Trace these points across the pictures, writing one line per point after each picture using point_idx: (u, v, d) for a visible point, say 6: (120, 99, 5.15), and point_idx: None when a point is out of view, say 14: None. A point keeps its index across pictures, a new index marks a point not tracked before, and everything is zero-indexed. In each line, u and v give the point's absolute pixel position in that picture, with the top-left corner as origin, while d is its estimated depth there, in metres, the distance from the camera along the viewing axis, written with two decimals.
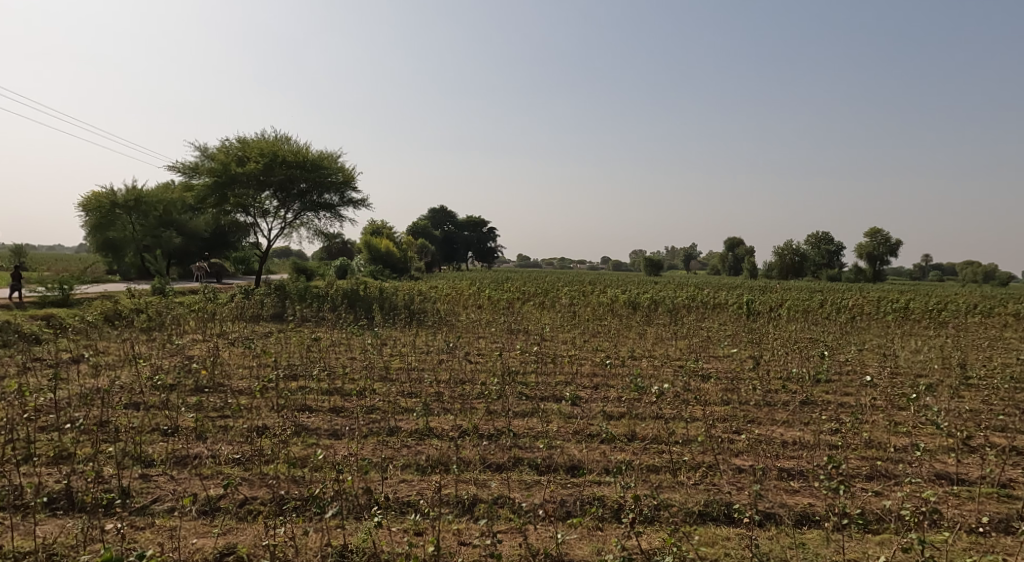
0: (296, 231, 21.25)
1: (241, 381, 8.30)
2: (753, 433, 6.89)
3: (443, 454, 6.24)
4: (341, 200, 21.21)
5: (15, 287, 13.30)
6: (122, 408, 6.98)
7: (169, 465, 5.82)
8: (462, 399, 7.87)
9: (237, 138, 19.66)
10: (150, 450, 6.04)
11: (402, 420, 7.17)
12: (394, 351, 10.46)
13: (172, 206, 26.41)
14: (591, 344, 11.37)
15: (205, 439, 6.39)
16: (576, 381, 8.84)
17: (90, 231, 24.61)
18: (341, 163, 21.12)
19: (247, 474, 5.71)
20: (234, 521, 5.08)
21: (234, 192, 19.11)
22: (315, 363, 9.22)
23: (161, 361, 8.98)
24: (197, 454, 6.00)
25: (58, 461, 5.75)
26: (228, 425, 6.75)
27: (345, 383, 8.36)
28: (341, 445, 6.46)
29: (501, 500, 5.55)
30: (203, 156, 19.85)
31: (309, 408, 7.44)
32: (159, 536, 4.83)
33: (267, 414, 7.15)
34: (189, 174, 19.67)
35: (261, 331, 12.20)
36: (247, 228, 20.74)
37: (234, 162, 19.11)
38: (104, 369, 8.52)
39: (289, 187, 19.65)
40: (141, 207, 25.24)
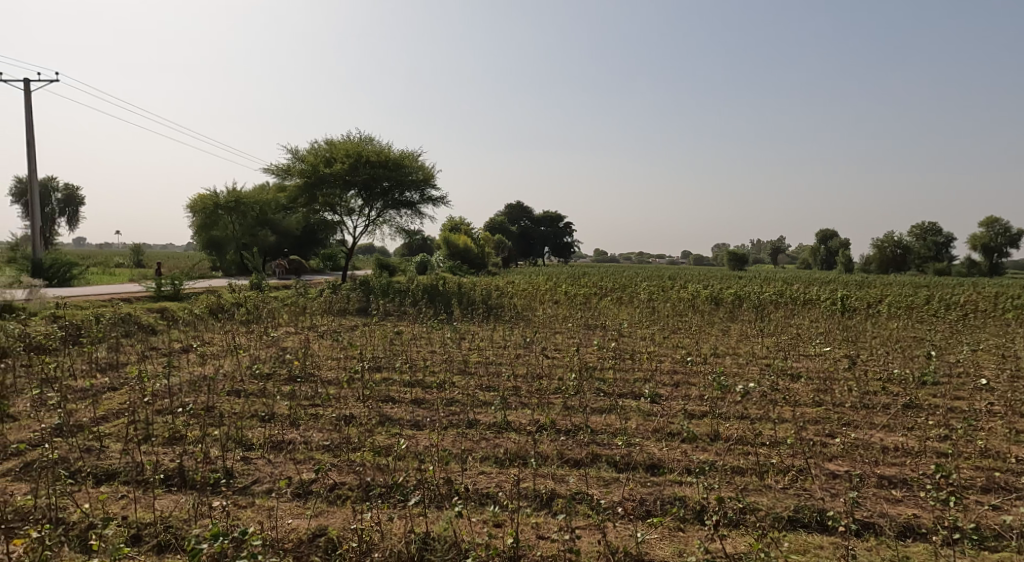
0: (379, 228, 22.01)
1: (330, 372, 8.74)
2: (849, 437, 6.50)
3: (520, 448, 6.30)
4: (422, 197, 21.71)
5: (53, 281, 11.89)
6: (225, 395, 7.52)
7: (267, 449, 6.20)
8: (539, 394, 7.90)
9: (324, 140, 20.57)
10: (250, 434, 6.46)
11: (480, 413, 7.30)
12: (472, 344, 10.67)
13: (266, 207, 27.97)
14: (671, 340, 11.13)
15: (299, 426, 6.77)
16: (655, 378, 8.67)
17: (197, 231, 26.55)
18: (421, 162, 21.64)
19: (336, 460, 6.00)
20: (325, 504, 5.34)
21: (322, 192, 20.04)
22: (398, 355, 9.56)
23: (259, 351, 9.60)
24: (291, 440, 6.37)
25: (171, 442, 6.24)
26: (319, 413, 7.11)
27: (426, 376, 8.60)
28: (423, 435, 6.64)
29: (579, 496, 5.53)
30: (294, 158, 20.89)
31: (392, 399, 7.71)
32: (258, 515, 5.12)
33: (354, 404, 7.49)
34: (282, 176, 20.77)
35: (347, 324, 12.80)
36: (334, 226, 21.68)
37: (323, 163, 20.00)
38: (210, 358, 9.22)
39: (373, 187, 20.36)
40: (240, 208, 26.91)
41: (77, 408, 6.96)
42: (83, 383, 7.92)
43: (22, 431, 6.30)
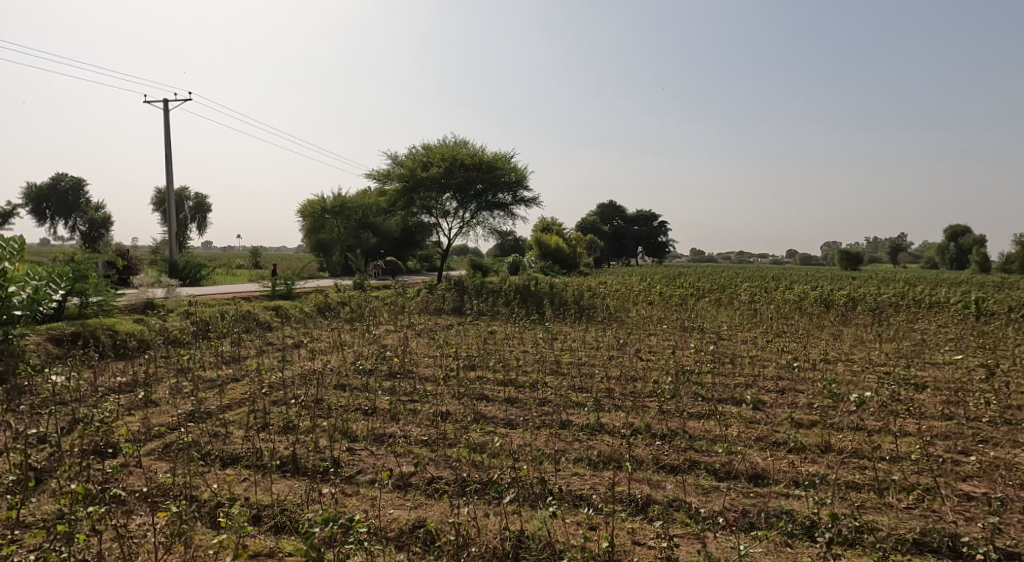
0: (473, 229, 22.45)
1: (427, 369, 9.00)
2: (987, 456, 5.85)
3: (615, 451, 6.19)
4: (514, 198, 21.92)
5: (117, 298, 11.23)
6: (332, 388, 7.93)
7: (369, 441, 6.47)
8: (633, 397, 7.73)
9: (422, 145, 21.26)
10: (354, 426, 6.77)
11: (574, 414, 7.24)
12: (565, 344, 10.61)
13: (368, 211, 29.30)
14: (775, 345, 10.53)
15: (398, 420, 7.02)
16: (758, 384, 8.23)
17: (306, 235, 28.36)
18: (513, 163, 21.84)
19: (434, 455, 6.16)
20: (424, 497, 5.48)
21: (419, 196, 20.71)
22: (491, 354, 9.68)
23: (362, 348, 10.06)
24: (392, 434, 6.61)
25: (285, 430, 6.66)
26: (417, 409, 7.33)
27: (519, 375, 8.65)
28: (516, 434, 6.68)
29: (677, 503, 5.35)
30: (394, 163, 21.75)
31: (486, 397, 7.82)
32: (363, 503, 5.34)
33: (450, 401, 7.66)
34: (382, 181, 21.69)
35: (443, 323, 13.13)
36: (430, 228, 22.36)
37: (419, 168, 20.66)
38: (318, 353, 9.77)
39: (467, 189, 20.79)
40: (344, 212, 28.43)
41: (205, 397, 7.60)
42: (210, 374, 8.63)
43: (160, 416, 6.96)
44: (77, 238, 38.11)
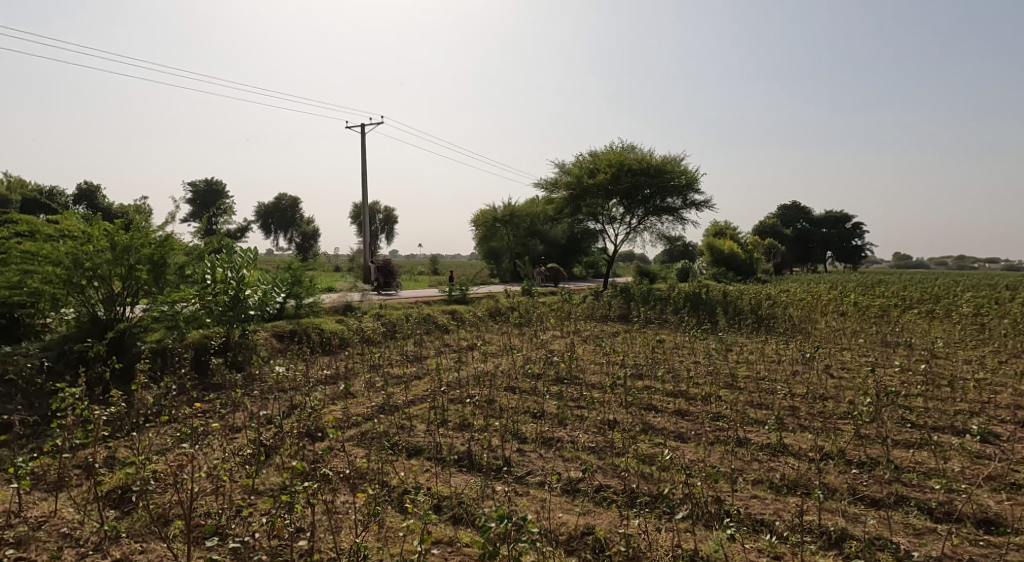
0: (640, 235, 22.06)
1: (594, 376, 9.01)
2: None
3: (802, 476, 5.69)
4: (684, 202, 21.17)
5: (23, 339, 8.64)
6: (503, 390, 8.26)
7: (538, 443, 6.64)
8: (823, 418, 7.05)
9: (589, 153, 21.38)
10: (524, 428, 6.99)
11: (753, 432, 6.79)
12: (741, 357, 9.97)
13: (536, 219, 30.12)
14: (1008, 367, 8.93)
15: (566, 425, 7.12)
16: (984, 413, 7.05)
17: (479, 243, 29.99)
18: (684, 166, 21.09)
19: (602, 463, 6.14)
20: (592, 504, 5.48)
21: (586, 203, 20.86)
22: (660, 364, 9.41)
23: (530, 352, 10.35)
24: (560, 438, 6.72)
25: (461, 427, 7.07)
26: (584, 416, 7.37)
27: (690, 387, 8.32)
28: (688, 448, 6.42)
29: (879, 541, 4.76)
30: (561, 171, 22.14)
31: (655, 408, 7.62)
32: (533, 504, 5.45)
33: (618, 409, 7.59)
34: (550, 189, 22.20)
35: (609, 330, 13.04)
36: (597, 235, 22.39)
37: (586, 175, 20.73)
38: (490, 356, 10.24)
39: (634, 195, 20.50)
40: (514, 220, 29.55)
41: (393, 391, 8.34)
42: (398, 371, 9.47)
43: (357, 406, 7.79)
44: (293, 250, 44.06)
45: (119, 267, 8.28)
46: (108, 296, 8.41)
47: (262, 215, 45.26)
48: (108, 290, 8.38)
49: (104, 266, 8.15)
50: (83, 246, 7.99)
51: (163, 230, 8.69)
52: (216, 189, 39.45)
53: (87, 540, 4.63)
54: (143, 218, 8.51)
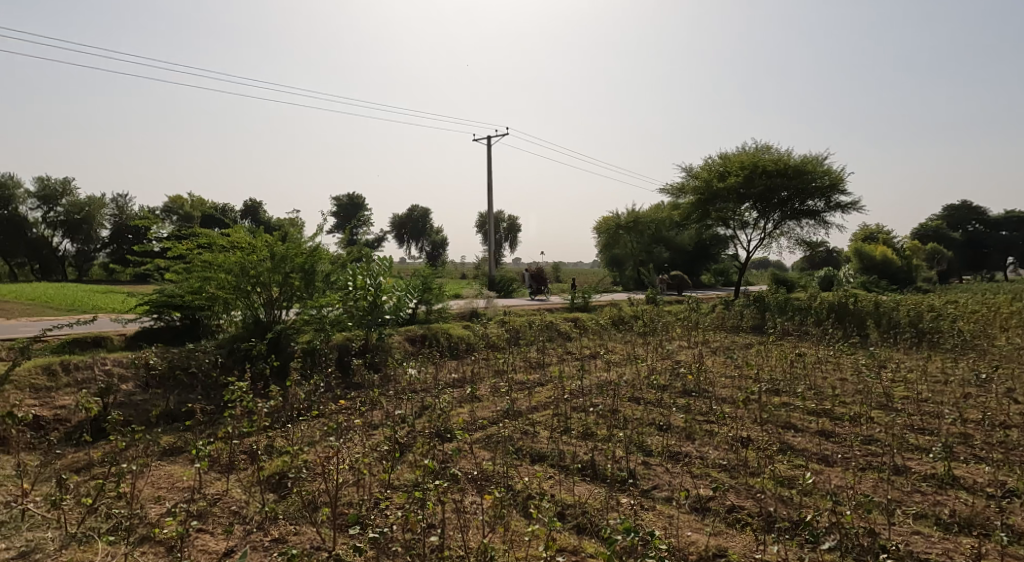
0: (776, 241, 20.74)
1: (725, 390, 8.59)
2: None
3: (978, 515, 5.04)
4: (827, 205, 19.65)
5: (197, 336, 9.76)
6: (627, 400, 8.12)
7: (665, 457, 6.45)
8: (1003, 449, 6.20)
9: (718, 155, 20.49)
10: (649, 441, 6.83)
11: (913, 460, 6.14)
12: (897, 375, 9.03)
13: (662, 225, 29.36)
14: None
15: (695, 440, 6.85)
16: None
17: (601, 250, 29.86)
18: (826, 166, 19.57)
19: (734, 482, 5.84)
20: (724, 525, 5.21)
21: (715, 208, 20.05)
22: (800, 380, 8.77)
23: (656, 363, 10.07)
24: (688, 453, 6.48)
25: (585, 436, 7.04)
26: (715, 431, 7.05)
27: (835, 406, 7.68)
28: (834, 473, 5.93)
29: None
30: (689, 176, 21.42)
31: (795, 427, 7.13)
32: (659, 519, 5.28)
33: (752, 426, 7.18)
34: (677, 195, 21.56)
35: (741, 342, 12.37)
36: (727, 241, 21.38)
37: (716, 178, 19.87)
38: (614, 365, 10.10)
39: (769, 198, 19.33)
40: (638, 227, 29.01)
41: (518, 397, 8.48)
42: (522, 378, 9.64)
43: (484, 410, 8.02)
44: (424, 258, 46.41)
45: (277, 275, 9.20)
46: (268, 301, 9.37)
47: (397, 226, 48.08)
48: (268, 295, 9.34)
49: (265, 274, 9.10)
50: (250, 256, 8.99)
51: (313, 241, 9.55)
52: (358, 202, 42.54)
53: (251, 519, 5.18)
54: (297, 230, 9.38)
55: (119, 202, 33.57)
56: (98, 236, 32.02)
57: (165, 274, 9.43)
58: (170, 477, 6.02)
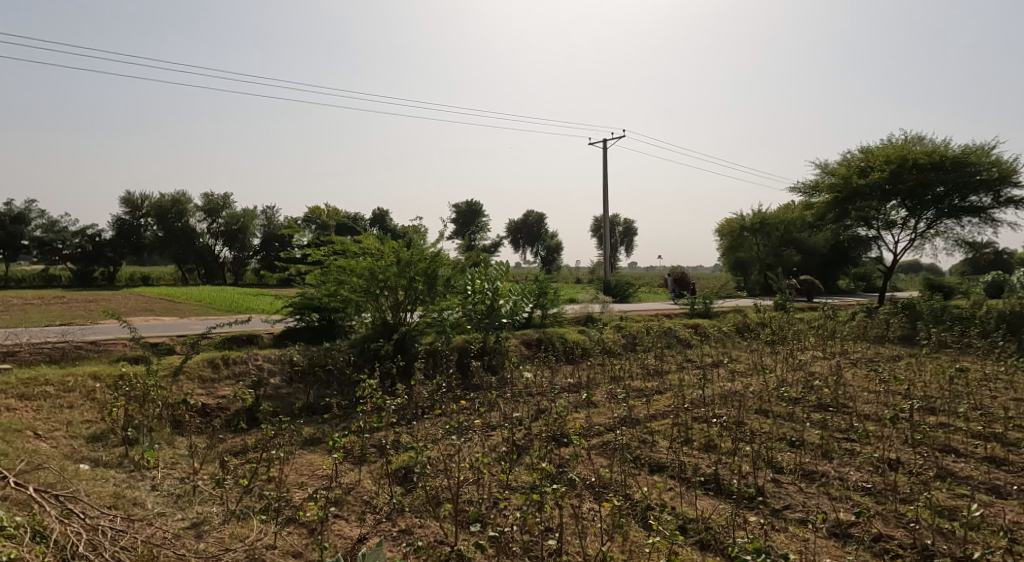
0: (929, 242, 18.65)
1: (868, 406, 7.85)
2: None
3: None
4: (995, 200, 17.42)
5: (333, 335, 10.53)
6: (755, 413, 7.66)
7: (798, 476, 6.00)
8: None
9: (859, 149, 18.84)
10: (780, 457, 6.38)
11: None
12: None
13: (792, 226, 27.43)
14: None
15: (833, 459, 6.32)
16: None
17: (724, 253, 28.72)
18: (994, 156, 17.34)
19: (881, 509, 5.30)
20: (869, 554, 4.73)
21: (855, 206, 18.31)
22: (961, 399, 7.81)
23: (786, 374, 9.41)
24: (825, 473, 5.99)
25: (708, 448, 6.72)
26: (857, 451, 6.45)
27: (1006, 430, 6.75)
28: (1006, 506, 5.21)
29: None
30: (824, 173, 19.91)
31: (955, 452, 6.36)
32: (793, 542, 4.90)
33: (901, 447, 6.49)
34: (810, 193, 20.20)
35: (887, 354, 11.24)
36: (870, 243, 19.54)
37: (856, 174, 18.29)
38: (739, 375, 9.58)
39: (921, 194, 17.39)
40: (765, 228, 27.27)
41: (636, 405, 8.27)
42: (640, 385, 9.40)
43: (601, 416, 7.91)
44: (539, 263, 46.91)
45: (403, 279, 9.70)
46: (395, 304, 9.90)
47: (512, 231, 49.01)
48: (395, 298, 9.87)
49: (392, 278, 9.62)
50: (378, 261, 9.51)
51: (434, 246, 9.92)
52: (475, 209, 43.83)
53: (380, 509, 5.46)
54: (420, 237, 9.80)
55: (267, 214, 37.03)
56: (250, 244, 35.51)
57: (306, 278, 10.25)
58: (310, 465, 6.51)
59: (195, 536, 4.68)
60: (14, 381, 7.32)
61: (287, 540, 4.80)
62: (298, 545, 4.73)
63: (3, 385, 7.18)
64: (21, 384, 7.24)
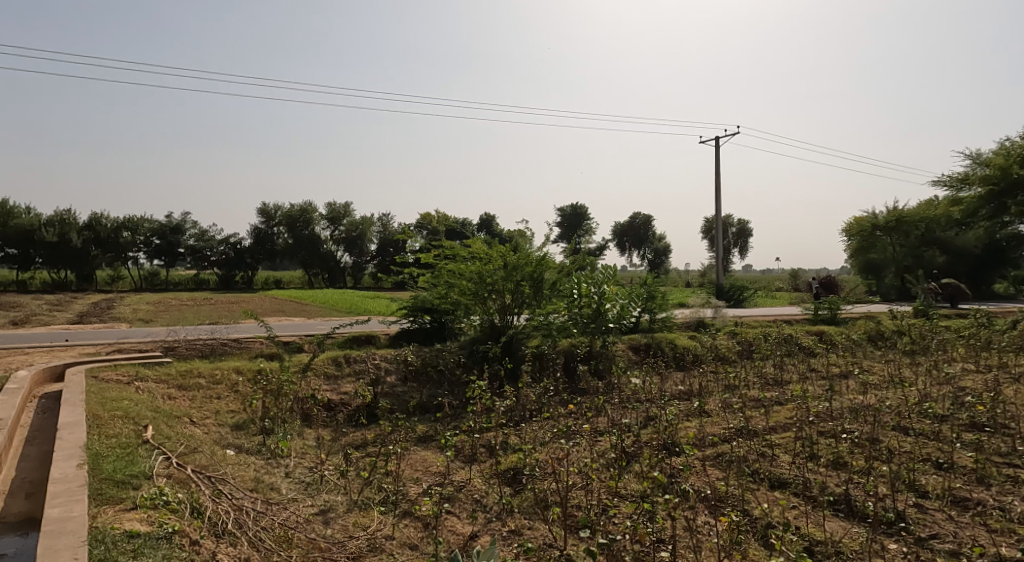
0: None
1: None
2: None
3: None
4: None
5: (444, 337, 10.93)
6: (891, 430, 7.01)
7: (947, 502, 5.41)
8: None
9: (1020, 136, 16.71)
10: (923, 480, 5.79)
11: None
12: None
13: (934, 224, 24.70)
14: None
15: (989, 487, 5.64)
16: None
17: (853, 255, 26.83)
18: None
19: None
20: None
21: (1016, 200, 16.31)
22: None
23: (929, 388, 8.53)
24: (979, 502, 5.36)
25: (836, 466, 6.24)
26: (1020, 479, 5.72)
27: None
28: None
29: None
30: (975, 164, 17.88)
31: None
32: None
33: None
34: (958, 186, 18.28)
35: None
36: None
37: (1017, 164, 16.19)
38: (872, 388, 8.83)
39: None
40: (902, 227, 25.16)
41: (753, 416, 7.85)
42: (757, 395, 8.92)
43: (715, 426, 7.59)
44: (646, 265, 45.94)
45: (510, 283, 9.86)
46: (502, 307, 10.07)
47: (619, 234, 48.18)
48: (502, 301, 10.04)
49: (499, 281, 9.81)
50: (486, 265, 9.74)
51: (541, 250, 10.05)
52: (580, 212, 43.62)
53: (491, 508, 5.57)
54: (526, 241, 9.92)
55: (384, 220, 39.08)
56: (368, 249, 37.63)
57: (419, 282, 10.72)
58: (424, 461, 6.78)
59: (324, 523, 5.02)
60: (173, 373, 8.25)
61: (404, 532, 5.01)
62: (414, 538, 4.93)
63: (164, 376, 8.13)
64: (179, 376, 8.14)
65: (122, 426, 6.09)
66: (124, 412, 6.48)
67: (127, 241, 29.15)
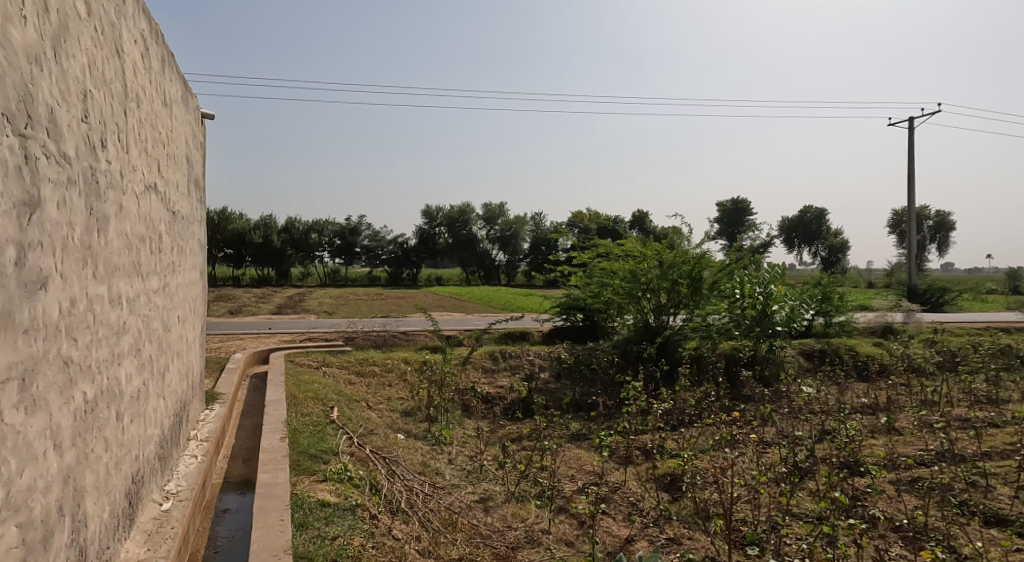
0: None
1: None
2: None
3: None
4: None
5: (598, 335, 10.90)
6: None
7: None
8: None
9: None
10: None
11: None
12: None
13: None
14: None
15: None
16: None
17: None
18: None
19: None
20: None
21: None
22: None
23: None
24: None
25: None
26: None
27: None
28: None
29: None
30: None
31: None
32: None
33: None
34: None
35: None
36: None
37: None
38: None
39: None
40: None
41: (960, 439, 6.83)
42: (965, 414, 7.74)
43: (908, 447, 6.73)
44: (820, 264, 42.12)
45: (665, 282, 9.47)
46: (658, 307, 9.76)
47: (788, 230, 44.49)
48: (658, 301, 9.73)
49: (654, 280, 9.47)
50: (640, 264, 9.48)
51: (699, 249, 9.56)
52: (744, 206, 40.99)
53: (647, 513, 5.44)
54: (682, 238, 9.48)
55: (537, 219, 39.86)
56: (522, 248, 38.69)
57: (572, 280, 10.78)
58: (579, 459, 6.79)
59: (484, 511, 5.22)
60: (353, 360, 9.13)
61: (561, 528, 5.08)
62: (570, 535, 4.97)
63: (346, 363, 9.03)
64: (357, 364, 8.98)
65: (313, 405, 6.84)
66: (314, 394, 7.29)
67: (315, 241, 32.74)
